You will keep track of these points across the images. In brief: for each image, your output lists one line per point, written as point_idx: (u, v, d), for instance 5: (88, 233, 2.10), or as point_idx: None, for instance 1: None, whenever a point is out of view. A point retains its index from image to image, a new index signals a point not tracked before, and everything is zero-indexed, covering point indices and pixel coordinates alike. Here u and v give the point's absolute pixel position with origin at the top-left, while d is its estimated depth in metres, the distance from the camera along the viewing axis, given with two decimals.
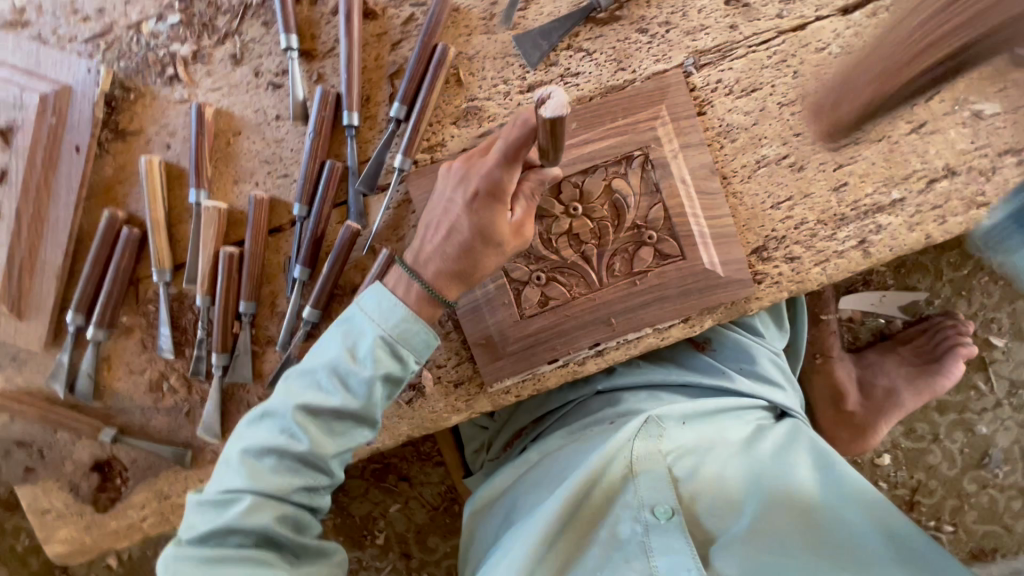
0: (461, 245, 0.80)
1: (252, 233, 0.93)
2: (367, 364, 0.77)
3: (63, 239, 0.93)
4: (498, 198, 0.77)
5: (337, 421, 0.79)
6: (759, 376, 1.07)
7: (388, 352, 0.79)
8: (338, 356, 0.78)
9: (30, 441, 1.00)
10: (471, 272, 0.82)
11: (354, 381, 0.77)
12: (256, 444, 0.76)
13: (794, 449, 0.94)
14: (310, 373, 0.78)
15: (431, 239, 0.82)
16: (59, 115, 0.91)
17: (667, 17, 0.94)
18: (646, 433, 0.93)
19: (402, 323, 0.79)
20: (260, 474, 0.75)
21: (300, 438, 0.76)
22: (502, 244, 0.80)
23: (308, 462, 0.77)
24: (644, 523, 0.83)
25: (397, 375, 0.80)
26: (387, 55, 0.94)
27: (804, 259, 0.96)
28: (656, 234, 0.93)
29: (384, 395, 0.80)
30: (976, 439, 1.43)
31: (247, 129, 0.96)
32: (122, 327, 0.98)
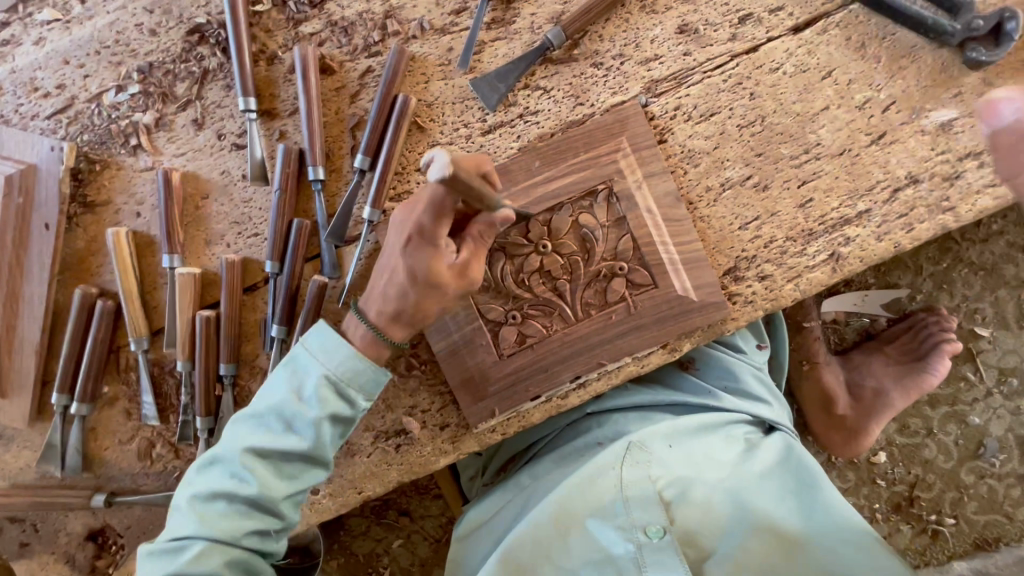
0: (402, 289, 0.79)
1: (227, 295, 0.94)
2: (312, 405, 0.78)
3: (39, 316, 0.94)
4: (430, 244, 0.74)
5: (286, 462, 0.79)
6: (744, 393, 1.08)
7: (334, 393, 0.80)
8: (284, 400, 0.78)
9: (23, 516, 1.00)
10: (413, 314, 0.80)
11: (301, 424, 0.78)
12: (205, 490, 0.77)
13: (783, 470, 0.96)
14: (258, 418, 0.79)
15: (378, 281, 0.81)
16: (25, 194, 0.92)
17: (620, 50, 0.95)
18: (633, 458, 0.94)
19: (345, 362, 0.80)
20: (209, 518, 0.76)
21: (247, 485, 0.77)
22: (444, 288, 0.77)
23: (260, 504, 0.78)
24: (636, 542, 0.86)
25: (344, 414, 0.81)
26: (347, 108, 0.95)
27: (776, 276, 0.96)
28: (628, 265, 0.93)
29: (333, 435, 0.81)
30: (970, 430, 1.43)
31: (215, 192, 0.96)
32: (106, 397, 0.98)
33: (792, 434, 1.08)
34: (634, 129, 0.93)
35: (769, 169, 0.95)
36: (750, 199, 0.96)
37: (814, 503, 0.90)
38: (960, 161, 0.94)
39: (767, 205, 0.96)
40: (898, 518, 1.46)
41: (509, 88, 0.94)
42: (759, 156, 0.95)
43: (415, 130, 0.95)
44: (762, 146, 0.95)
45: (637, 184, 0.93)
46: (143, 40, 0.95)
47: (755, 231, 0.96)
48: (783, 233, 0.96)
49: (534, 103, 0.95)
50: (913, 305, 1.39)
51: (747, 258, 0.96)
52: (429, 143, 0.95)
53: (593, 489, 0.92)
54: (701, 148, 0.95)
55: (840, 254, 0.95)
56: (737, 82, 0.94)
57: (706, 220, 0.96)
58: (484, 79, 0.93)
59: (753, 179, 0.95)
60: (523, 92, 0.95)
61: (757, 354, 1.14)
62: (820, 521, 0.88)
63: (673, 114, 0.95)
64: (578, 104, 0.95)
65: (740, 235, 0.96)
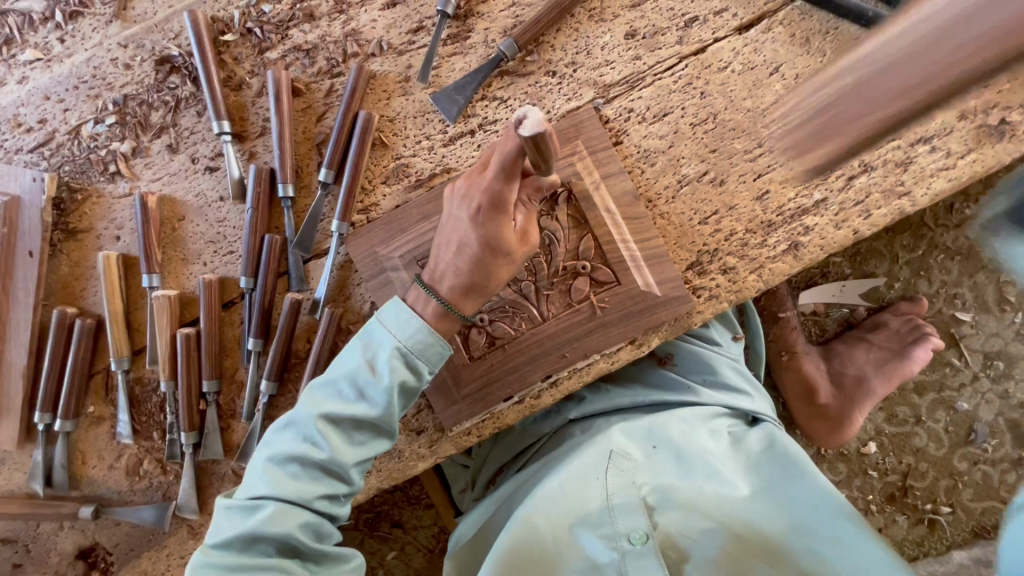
0: (474, 259, 0.81)
1: (205, 314, 0.97)
2: (385, 374, 0.80)
3: (25, 340, 0.97)
4: (501, 209, 0.78)
5: (357, 431, 0.82)
6: (724, 386, 1.07)
7: (405, 364, 0.82)
8: (358, 368, 0.81)
9: (16, 537, 1.03)
10: (486, 284, 0.83)
11: (373, 392, 0.80)
12: (281, 452, 0.79)
13: (766, 467, 0.94)
14: (331, 384, 0.81)
15: (444, 257, 0.84)
16: (10, 225, 0.96)
17: (572, 58, 0.98)
18: (616, 466, 0.93)
19: (420, 335, 0.81)
20: (282, 481, 0.78)
21: (319, 454, 0.79)
22: (511, 252, 0.81)
23: (329, 469, 0.80)
24: (620, 549, 0.85)
25: (412, 385, 0.83)
26: (315, 128, 0.99)
27: (739, 268, 0.98)
28: (590, 264, 0.96)
29: (400, 405, 0.83)
30: (959, 416, 1.42)
31: (191, 214, 1.00)
32: (92, 416, 1.01)
33: (776, 422, 1.07)
34: (589, 132, 0.96)
35: (724, 164, 0.98)
36: (708, 194, 0.98)
37: (798, 493, 0.88)
38: (913, 147, 0.96)
39: (724, 199, 0.98)
40: (893, 508, 1.44)
41: (467, 99, 0.97)
42: (713, 152, 0.98)
43: (379, 145, 0.99)
44: (717, 143, 0.97)
45: (595, 185, 0.96)
46: (118, 74, 1.00)
47: (715, 225, 0.98)
48: (743, 226, 0.98)
49: (493, 113, 0.98)
50: (891, 293, 1.40)
51: (709, 252, 0.98)
52: (393, 156, 0.99)
53: (577, 496, 0.91)
54: (657, 148, 0.98)
55: (800, 243, 0.97)
56: (688, 82, 0.98)
57: (667, 216, 0.98)
58: (444, 93, 0.97)
59: (709, 175, 0.98)
60: (482, 103, 0.98)
61: (733, 345, 1.14)
62: (810, 513, 0.86)
63: (626, 116, 0.98)
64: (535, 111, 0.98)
65: (701, 229, 0.98)
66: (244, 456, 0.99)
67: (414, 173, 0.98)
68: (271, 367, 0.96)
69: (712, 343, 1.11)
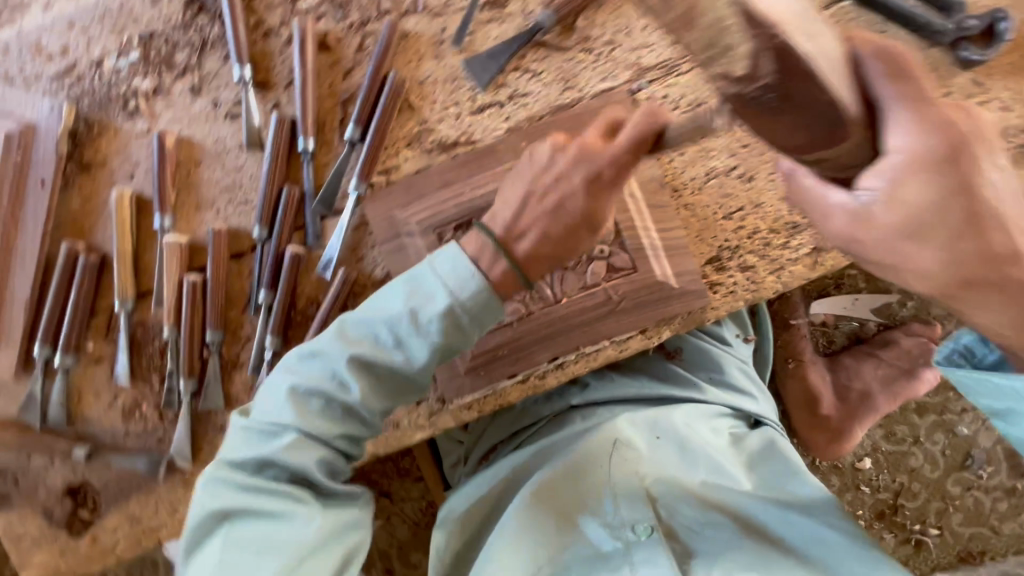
0: (568, 228, 0.78)
1: (214, 262, 0.97)
2: (429, 329, 0.76)
3: (31, 270, 0.96)
4: (617, 181, 0.77)
5: (390, 380, 0.79)
6: (728, 386, 1.08)
7: (453, 322, 0.76)
8: (400, 315, 0.76)
9: (5, 468, 1.02)
10: (567, 257, 0.81)
11: (408, 341, 0.77)
12: (309, 383, 0.77)
13: (763, 473, 0.96)
14: (370, 324, 0.78)
15: (529, 215, 0.78)
16: (24, 150, 0.95)
17: (612, 36, 0.95)
18: (619, 456, 0.93)
19: (474, 293, 0.76)
20: (306, 414, 0.77)
21: (349, 399, 0.77)
22: (598, 230, 0.81)
23: (355, 410, 0.79)
24: (624, 540, 0.83)
25: (454, 342, 0.78)
26: (340, 83, 0.97)
27: (759, 267, 0.97)
28: (608, 248, 0.94)
29: (436, 362, 0.80)
30: (957, 440, 1.42)
31: (208, 159, 0.98)
32: (91, 354, 1.00)
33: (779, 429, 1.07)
34: None
35: (755, 160, 0.96)
36: (735, 190, 0.96)
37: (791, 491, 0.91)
38: None
39: (751, 195, 0.96)
40: (881, 526, 1.44)
41: (500, 68, 0.95)
42: (745, 147, 0.95)
43: (405, 108, 0.96)
44: (749, 138, 0.95)
45: None
46: (144, 8, 0.98)
47: (739, 221, 0.96)
48: (767, 225, 0.96)
49: (524, 86, 0.96)
50: (904, 310, 1.38)
51: (730, 248, 0.97)
52: (418, 121, 0.96)
53: (580, 483, 0.91)
54: (688, 137, 0.96)
55: (824, 248, 0.96)
56: None
57: (691, 208, 0.97)
58: (477, 60, 0.95)
59: (738, 169, 0.96)
60: (514, 74, 0.96)
61: (742, 346, 1.13)
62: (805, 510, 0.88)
63: (660, 102, 0.95)
64: (567, 87, 0.95)
65: (724, 224, 0.96)
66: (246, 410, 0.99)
67: (438, 139, 0.96)
68: (276, 321, 0.96)
69: (722, 341, 1.11)
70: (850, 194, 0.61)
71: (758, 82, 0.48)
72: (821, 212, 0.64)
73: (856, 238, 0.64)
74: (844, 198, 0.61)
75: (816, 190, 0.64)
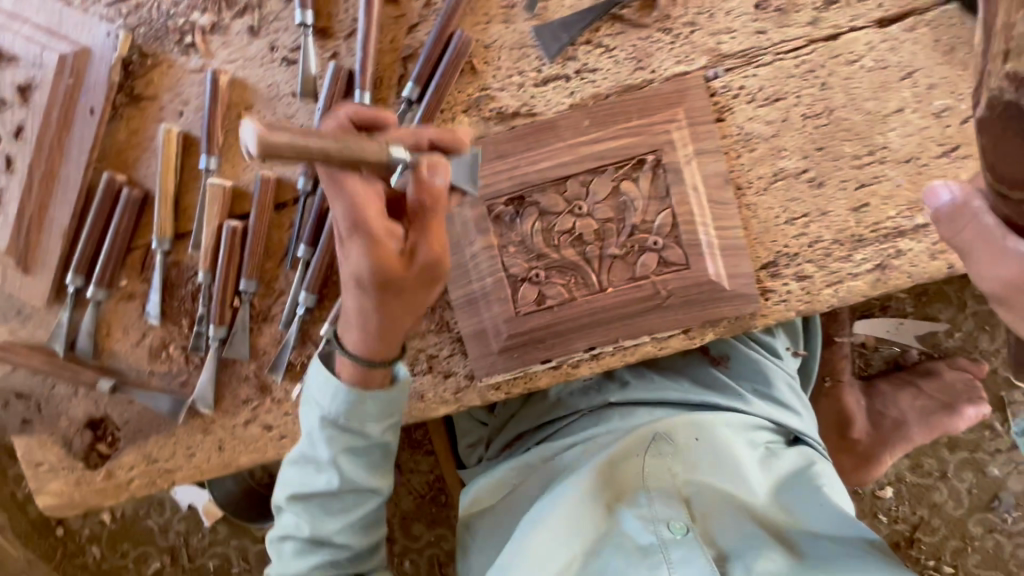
0: (363, 304, 0.74)
1: (256, 209, 0.94)
2: (324, 447, 0.84)
3: (71, 199, 0.94)
4: (360, 237, 0.69)
5: (333, 503, 0.87)
6: (773, 399, 1.05)
7: (337, 433, 0.84)
8: (303, 447, 0.87)
9: (29, 393, 1.02)
10: (389, 323, 0.76)
11: (327, 466, 0.85)
12: (282, 531, 0.90)
13: (803, 485, 0.93)
14: (296, 463, 0.88)
15: (347, 300, 0.77)
16: (77, 76, 0.92)
17: (692, 18, 0.90)
18: (656, 451, 0.93)
19: (336, 402, 0.82)
20: (287, 559, 0.90)
21: (302, 525, 0.88)
22: (401, 292, 0.73)
23: (319, 540, 0.88)
24: (660, 536, 0.84)
25: (357, 445, 0.85)
26: (404, 39, 0.93)
27: (816, 278, 0.92)
28: (662, 240, 0.90)
29: (357, 467, 0.86)
30: (986, 480, 1.37)
31: (259, 104, 0.95)
32: (123, 290, 0.99)
33: (820, 446, 1.05)
34: (693, 102, 0.89)
35: (828, 166, 0.90)
36: (802, 194, 0.91)
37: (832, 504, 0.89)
38: None
39: (819, 202, 0.91)
40: None
41: (571, 40, 0.91)
42: (819, 151, 0.90)
43: (468, 72, 0.93)
44: (825, 141, 0.90)
45: (687, 159, 0.89)
46: None
47: (802, 228, 0.92)
48: (831, 235, 0.91)
49: (594, 61, 0.91)
50: (950, 341, 1.32)
51: (788, 255, 0.92)
52: (479, 87, 0.93)
53: (617, 475, 0.92)
54: (760, 133, 0.90)
55: (889, 266, 0.91)
56: (810, 69, 0.89)
57: (753, 209, 0.92)
58: (548, 28, 0.91)
59: (809, 173, 0.91)
60: (585, 48, 0.92)
61: (789, 360, 1.12)
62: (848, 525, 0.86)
63: (736, 93, 0.90)
64: (639, 68, 0.91)
65: (785, 229, 0.92)
66: (272, 363, 0.98)
67: (498, 108, 0.92)
68: (312, 279, 0.94)
69: (773, 354, 1.09)
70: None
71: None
72: (992, 253, 0.67)
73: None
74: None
75: (994, 235, 0.67)
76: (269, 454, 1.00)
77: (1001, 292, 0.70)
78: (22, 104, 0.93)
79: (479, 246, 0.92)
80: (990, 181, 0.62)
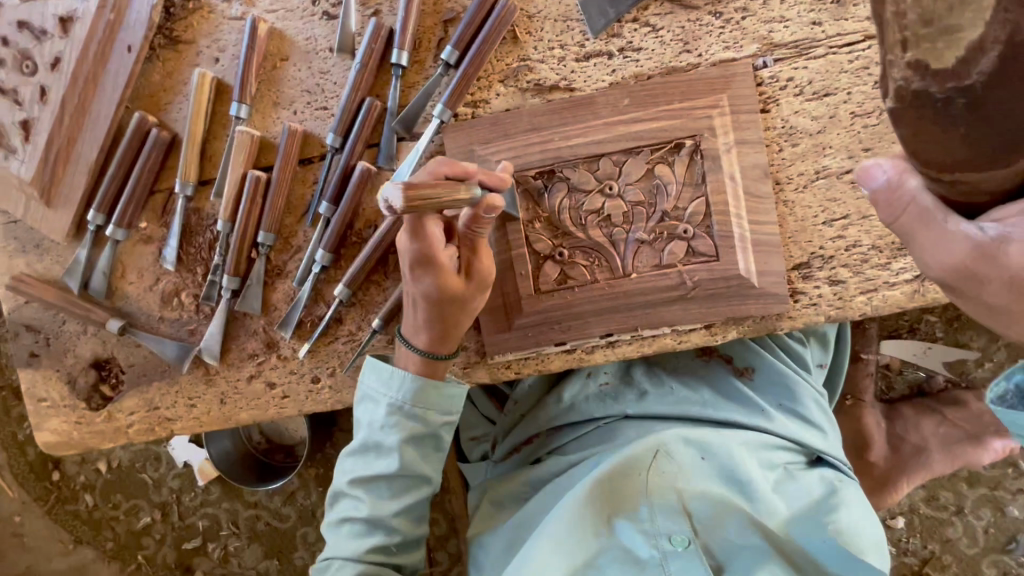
0: (429, 314, 0.78)
1: (281, 161, 0.92)
2: (390, 428, 0.79)
3: (101, 135, 0.94)
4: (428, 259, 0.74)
5: (387, 487, 0.79)
6: (798, 415, 1.02)
7: (407, 414, 0.79)
8: (366, 429, 0.80)
9: (38, 327, 1.02)
10: (454, 328, 0.80)
11: (388, 448, 0.79)
12: (333, 515, 0.81)
13: (813, 506, 0.91)
14: (354, 446, 0.81)
15: (409, 316, 0.81)
16: (118, 12, 0.92)
17: (745, 4, 0.87)
18: (659, 467, 0.90)
19: (407, 384, 0.79)
20: (338, 543, 0.80)
21: (360, 506, 0.79)
22: (465, 298, 0.78)
23: (375, 527, 0.79)
24: (661, 550, 0.81)
25: (421, 431, 0.79)
26: (447, 2, 0.91)
27: (849, 284, 0.88)
28: (692, 229, 0.87)
29: (421, 451, 0.80)
30: (1005, 521, 1.31)
31: (296, 57, 0.94)
32: (143, 233, 0.99)
33: (845, 467, 1.01)
34: (738, 89, 0.86)
35: None
36: (843, 195, 0.88)
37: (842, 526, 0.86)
38: None
39: (860, 205, 0.87)
40: None
41: (618, 16, 0.88)
42: (865, 151, 0.87)
43: (509, 40, 0.91)
44: (872, 142, 0.86)
45: (726, 148, 0.86)
46: None
47: (840, 231, 0.88)
48: (870, 240, 0.88)
49: (639, 40, 0.89)
50: (980, 371, 1.27)
51: (823, 257, 0.88)
52: (519, 57, 0.91)
53: (620, 487, 0.89)
54: (805, 128, 0.87)
55: (928, 278, 0.87)
56: (864, 65, 0.86)
57: (790, 206, 0.88)
58: (596, 2, 0.88)
59: (852, 174, 0.87)
60: (631, 26, 0.89)
61: (814, 375, 1.08)
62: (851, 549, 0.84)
63: (783, 84, 0.87)
64: (685, 50, 0.88)
65: (822, 230, 0.88)
66: (282, 320, 0.96)
67: (536, 80, 0.90)
68: (330, 238, 0.92)
69: (800, 367, 1.06)
70: (975, 223, 0.52)
71: (962, 81, 0.42)
72: (932, 236, 0.54)
73: (973, 271, 0.55)
74: (969, 229, 0.52)
75: (933, 215, 0.53)
76: (271, 412, 0.98)
77: (946, 279, 0.58)
78: (61, 34, 0.92)
79: (504, 219, 0.89)
80: (915, 166, 0.51)
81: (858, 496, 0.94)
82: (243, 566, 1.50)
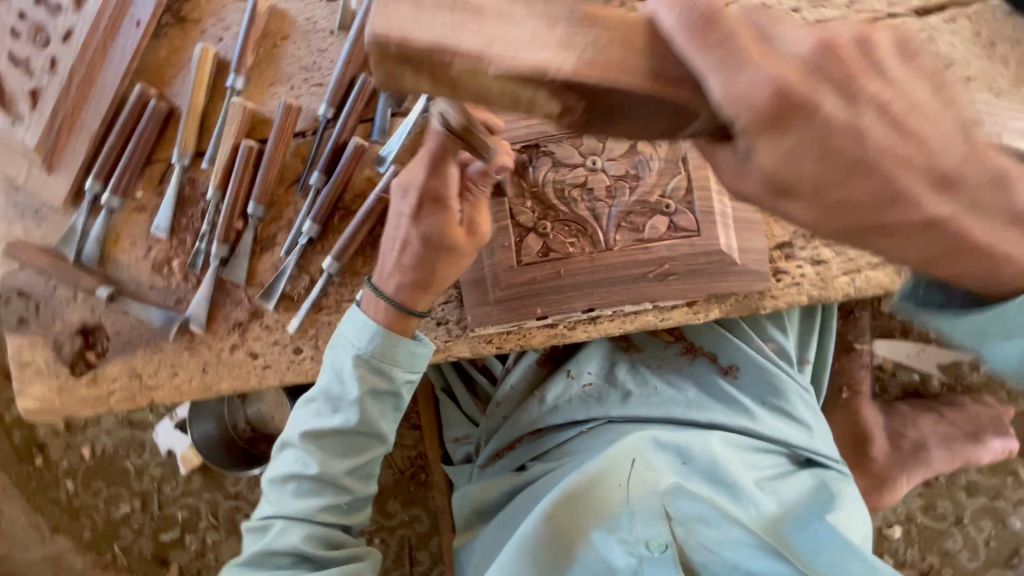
0: (415, 258, 0.79)
1: (274, 133, 0.94)
2: (354, 384, 0.79)
3: (104, 105, 0.97)
4: (439, 201, 0.76)
5: (345, 443, 0.81)
6: (783, 413, 0.99)
7: (372, 371, 0.80)
8: (329, 384, 0.81)
9: (30, 292, 1.03)
10: (434, 280, 0.81)
11: (350, 406, 0.80)
12: (280, 474, 0.82)
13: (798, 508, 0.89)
14: (309, 402, 0.82)
15: (390, 257, 0.82)
16: None
17: None
18: (640, 474, 0.87)
19: (377, 341, 0.80)
20: (284, 501, 0.81)
21: (310, 464, 0.80)
22: (453, 252, 0.79)
23: (324, 484, 0.81)
24: (638, 556, 0.80)
25: (385, 388, 0.81)
26: None
27: (832, 264, 0.90)
28: (674, 205, 0.88)
29: (381, 410, 0.82)
30: (1007, 533, 1.27)
31: (296, 36, 0.99)
32: (138, 202, 1.01)
33: (835, 462, 0.99)
34: None
35: None
36: None
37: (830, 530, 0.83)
38: None
39: None
40: None
41: None
42: None
43: None
44: None
45: None
46: None
47: None
48: None
49: None
50: (975, 375, 1.25)
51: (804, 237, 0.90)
52: None
53: (600, 496, 0.85)
54: None
55: None
56: None
57: None
58: None
59: None
60: None
61: (799, 372, 1.06)
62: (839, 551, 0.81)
63: None
64: None
65: None
66: (266, 291, 0.97)
67: None
68: (319, 209, 0.94)
69: (784, 361, 1.03)
70: None
71: None
72: None
73: None
74: None
75: None
76: (252, 381, 0.98)
77: None
78: (73, 9, 0.97)
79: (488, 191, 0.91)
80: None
81: (851, 494, 0.92)
82: (220, 560, 1.46)
